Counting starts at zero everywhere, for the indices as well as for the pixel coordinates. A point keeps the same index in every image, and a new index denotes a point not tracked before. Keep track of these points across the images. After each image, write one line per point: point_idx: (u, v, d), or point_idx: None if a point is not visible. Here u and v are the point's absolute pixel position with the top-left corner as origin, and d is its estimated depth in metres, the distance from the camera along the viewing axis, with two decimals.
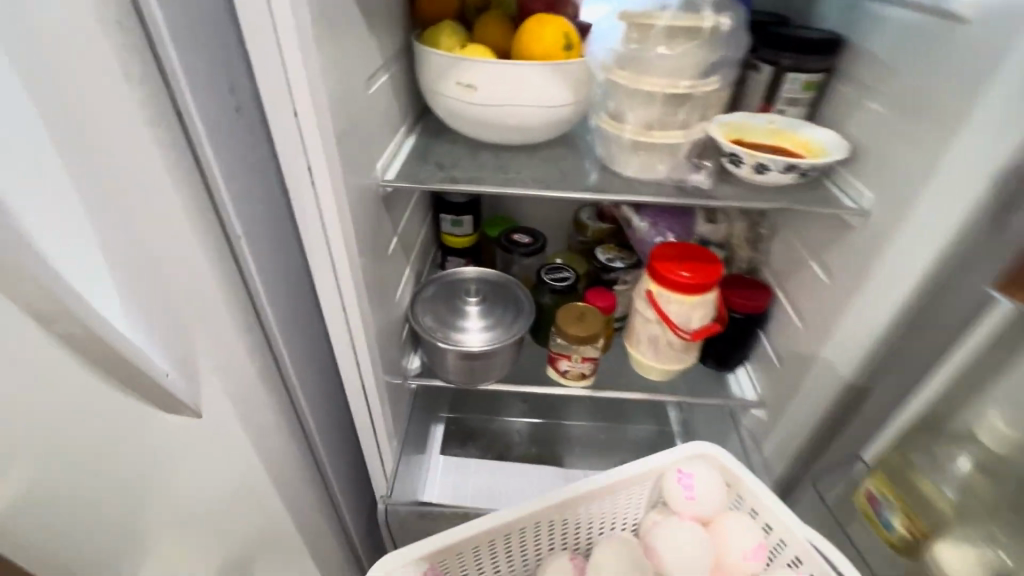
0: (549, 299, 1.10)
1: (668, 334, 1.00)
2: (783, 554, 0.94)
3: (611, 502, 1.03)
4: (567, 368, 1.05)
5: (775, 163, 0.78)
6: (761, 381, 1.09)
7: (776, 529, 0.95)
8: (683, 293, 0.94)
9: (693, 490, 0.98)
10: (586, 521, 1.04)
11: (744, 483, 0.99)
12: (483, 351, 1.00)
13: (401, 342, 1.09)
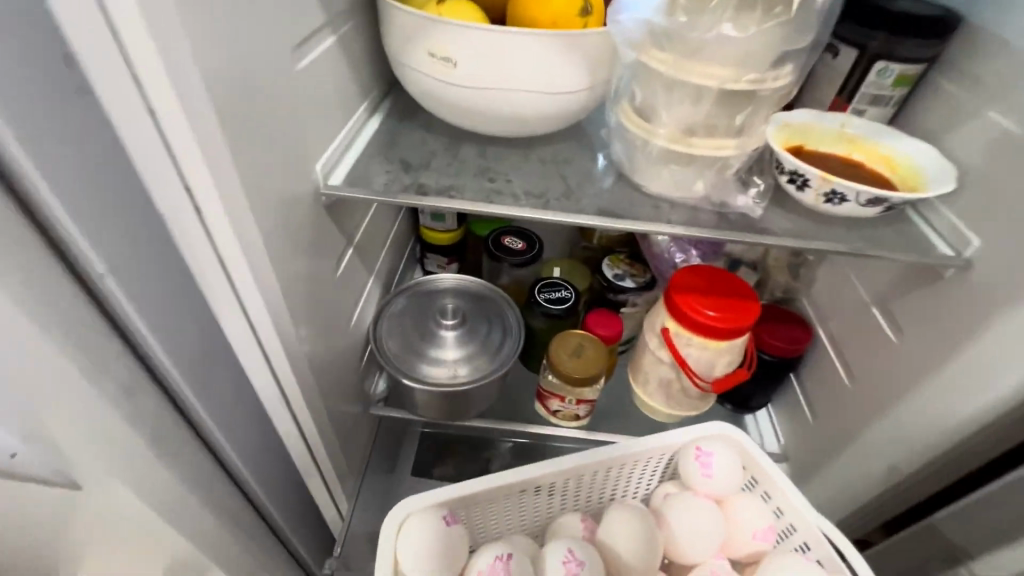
0: (543, 322, 0.91)
1: (683, 380, 0.82)
2: (791, 541, 0.78)
3: (607, 477, 0.84)
4: (559, 408, 0.88)
5: (856, 193, 0.58)
6: (785, 431, 0.93)
7: (789, 513, 0.78)
8: (707, 338, 0.76)
9: (709, 467, 0.79)
10: (578, 492, 0.85)
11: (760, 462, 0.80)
12: (459, 390, 0.83)
13: (362, 365, 0.91)
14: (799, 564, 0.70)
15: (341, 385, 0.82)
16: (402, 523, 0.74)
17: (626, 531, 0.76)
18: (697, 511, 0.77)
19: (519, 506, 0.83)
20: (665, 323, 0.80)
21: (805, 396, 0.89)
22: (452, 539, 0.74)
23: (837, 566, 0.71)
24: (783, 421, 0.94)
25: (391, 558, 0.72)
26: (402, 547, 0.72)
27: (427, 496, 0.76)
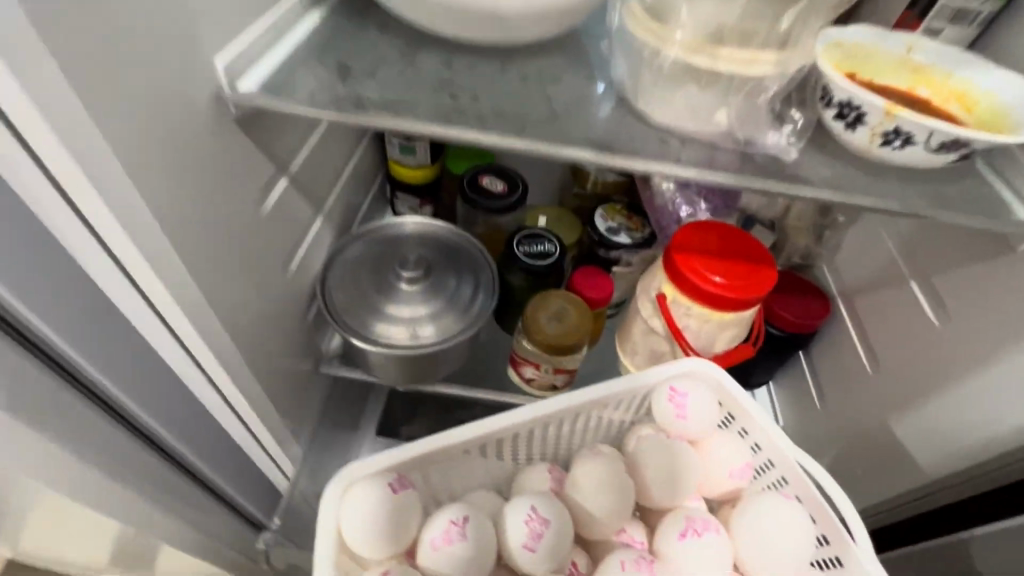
0: (521, 279, 0.79)
1: (677, 354, 0.71)
2: (768, 477, 0.68)
3: (573, 422, 0.71)
4: (533, 377, 0.78)
5: (928, 134, 0.44)
6: (787, 413, 0.83)
7: (769, 451, 0.67)
8: (709, 309, 0.64)
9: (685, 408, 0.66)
10: (539, 440, 0.72)
11: (740, 402, 0.67)
12: (421, 354, 0.72)
13: (312, 317, 0.79)
14: (777, 507, 0.62)
15: (282, 341, 0.71)
16: (351, 485, 0.63)
17: (592, 483, 0.65)
18: (674, 458, 0.66)
19: (474, 462, 0.70)
20: (661, 288, 0.68)
21: (814, 376, 0.79)
22: (398, 510, 0.61)
23: (821, 511, 0.62)
24: (785, 402, 0.84)
25: (334, 533, 0.61)
26: (345, 517, 0.61)
27: (372, 460, 0.63)
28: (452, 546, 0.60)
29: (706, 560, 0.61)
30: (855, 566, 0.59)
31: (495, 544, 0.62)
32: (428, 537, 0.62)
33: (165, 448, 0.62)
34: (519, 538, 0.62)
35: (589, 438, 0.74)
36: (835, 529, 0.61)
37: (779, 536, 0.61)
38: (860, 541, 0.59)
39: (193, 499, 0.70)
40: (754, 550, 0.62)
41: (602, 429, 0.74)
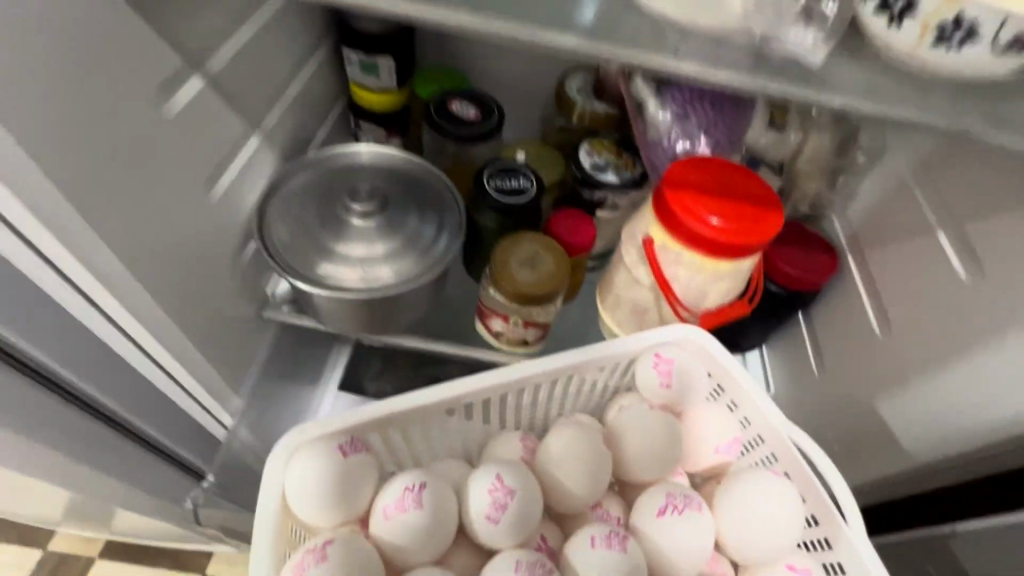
0: (492, 221, 0.69)
1: (663, 309, 0.63)
2: (755, 454, 0.61)
3: (549, 391, 0.63)
4: (501, 330, 0.69)
5: (993, 21, 0.34)
6: (781, 379, 0.76)
7: (758, 425, 0.60)
8: (702, 256, 0.55)
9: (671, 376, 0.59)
10: (511, 410, 0.64)
11: (729, 371, 0.61)
12: (371, 298, 0.63)
13: (253, 256, 0.69)
14: (766, 484, 0.55)
15: (211, 277, 0.62)
16: (298, 449, 0.55)
17: (567, 455, 0.57)
18: (658, 429, 0.59)
19: (443, 429, 0.63)
20: (649, 232, 0.59)
21: (813, 340, 0.71)
22: (349, 474, 0.54)
23: (812, 491, 0.56)
24: (779, 368, 0.77)
25: (280, 499, 0.54)
26: (290, 484, 0.53)
27: (325, 421, 0.55)
28: (406, 514, 0.53)
29: (690, 541, 0.54)
30: (846, 549, 0.54)
31: (454, 517, 0.55)
32: (380, 506, 0.54)
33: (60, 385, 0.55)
34: (479, 508, 0.54)
35: (568, 409, 0.67)
36: (826, 511, 0.55)
37: (768, 516, 0.54)
38: (852, 523, 0.53)
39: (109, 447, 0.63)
40: (742, 530, 0.56)
41: (581, 400, 0.67)
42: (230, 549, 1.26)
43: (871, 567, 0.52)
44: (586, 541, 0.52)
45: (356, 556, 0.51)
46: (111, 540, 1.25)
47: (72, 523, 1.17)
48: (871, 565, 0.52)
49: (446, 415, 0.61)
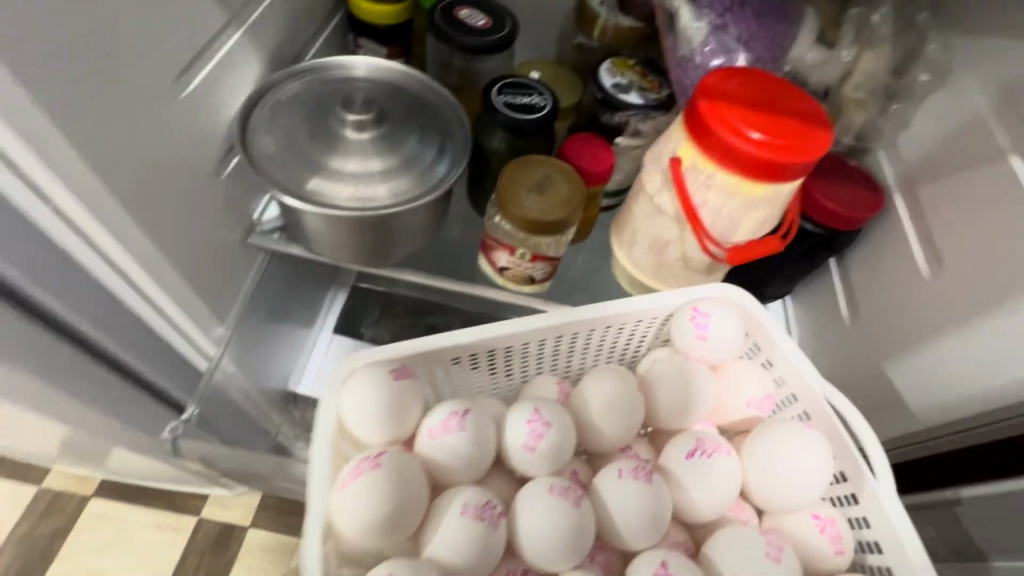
0: (501, 143, 0.62)
1: (686, 243, 0.57)
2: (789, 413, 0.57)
3: (582, 340, 0.59)
4: (507, 265, 0.63)
5: None
6: (807, 331, 0.70)
7: (794, 383, 0.56)
8: (737, 177, 0.49)
9: (706, 328, 0.56)
10: (540, 356, 0.60)
11: (766, 324, 0.57)
12: (362, 218, 0.57)
13: (238, 174, 0.64)
14: (798, 439, 0.51)
15: (191, 191, 0.56)
16: (353, 372, 0.52)
17: (601, 403, 0.54)
18: (689, 382, 0.55)
19: (473, 372, 0.59)
20: (678, 151, 0.52)
21: (845, 288, 0.65)
22: (403, 398, 0.51)
23: (842, 446, 0.52)
24: (804, 319, 0.71)
25: (335, 416, 0.50)
26: (349, 401, 0.50)
27: (376, 348, 0.52)
28: (449, 437, 0.49)
29: (716, 484, 0.50)
30: (880, 517, 0.50)
31: (493, 449, 0.51)
32: (424, 428, 0.51)
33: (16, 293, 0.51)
34: (517, 440, 0.50)
35: (595, 361, 0.63)
36: (857, 467, 0.51)
37: (796, 468, 0.50)
38: (882, 478, 0.49)
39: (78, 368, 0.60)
40: (769, 481, 0.52)
41: (622, 352, 0.63)
42: (224, 492, 1.24)
43: (900, 527, 0.48)
44: (613, 475, 0.49)
45: (406, 472, 0.47)
46: (105, 479, 1.23)
47: (65, 460, 1.15)
48: (900, 524, 0.48)
49: (476, 356, 0.57)
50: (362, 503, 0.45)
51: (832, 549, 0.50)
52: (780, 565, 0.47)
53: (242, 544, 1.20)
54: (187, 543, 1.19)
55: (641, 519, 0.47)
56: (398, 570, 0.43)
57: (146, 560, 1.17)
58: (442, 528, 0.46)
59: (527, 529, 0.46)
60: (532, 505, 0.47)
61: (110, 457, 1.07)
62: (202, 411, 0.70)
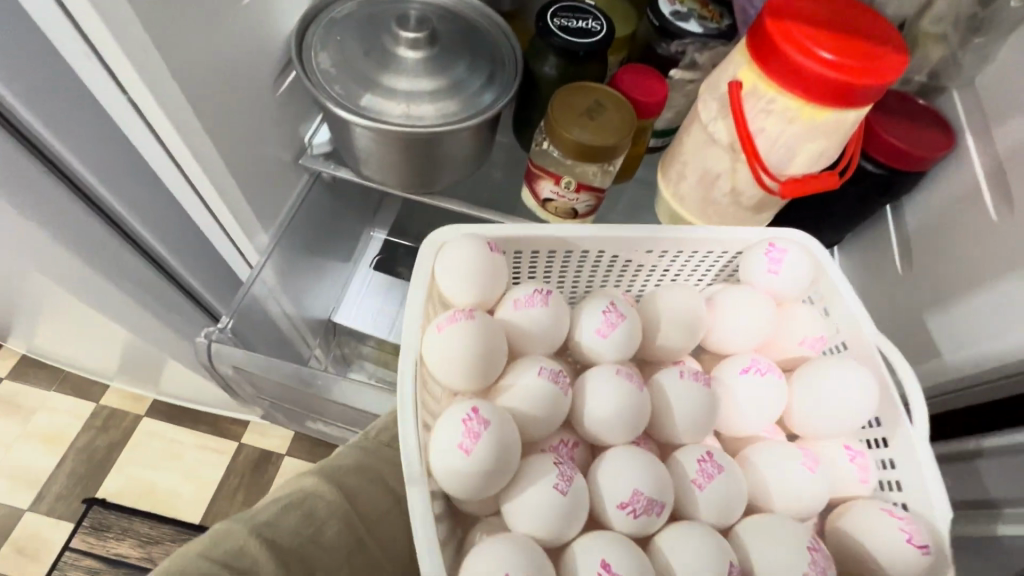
0: (553, 69, 0.62)
1: (737, 175, 0.55)
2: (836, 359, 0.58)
3: (650, 260, 0.60)
4: (551, 196, 0.63)
5: None
6: (854, 281, 0.69)
7: (848, 330, 0.56)
8: (799, 99, 0.47)
9: (779, 264, 0.55)
10: (605, 268, 0.61)
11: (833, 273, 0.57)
12: (408, 136, 0.58)
13: (294, 92, 0.65)
14: (860, 385, 0.51)
15: (248, 101, 0.58)
16: (447, 244, 0.54)
17: (677, 314, 0.55)
18: (759, 313, 0.55)
19: (542, 269, 0.61)
20: (738, 75, 0.51)
21: (899, 237, 0.63)
22: (497, 271, 0.53)
23: (886, 393, 0.53)
24: (852, 271, 0.69)
25: (430, 278, 0.53)
26: (449, 264, 0.52)
27: (477, 226, 0.55)
28: (532, 310, 0.53)
29: (768, 403, 0.53)
30: (912, 471, 0.50)
31: (564, 336, 0.55)
32: (511, 298, 0.54)
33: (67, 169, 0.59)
34: (591, 325, 0.54)
35: (652, 283, 0.63)
36: (895, 411, 0.52)
37: (839, 402, 0.51)
38: (917, 424, 0.50)
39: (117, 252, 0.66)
40: (817, 407, 0.53)
41: (690, 278, 0.64)
42: (264, 422, 1.32)
43: (930, 487, 0.49)
44: (677, 374, 0.53)
45: (490, 330, 0.51)
46: (157, 400, 1.32)
47: (123, 378, 1.24)
48: (929, 468, 0.49)
49: (550, 254, 0.58)
50: (455, 345, 0.49)
51: (856, 476, 0.52)
52: (814, 471, 0.51)
53: (279, 470, 1.28)
54: (229, 464, 1.27)
55: (694, 414, 0.51)
56: (481, 405, 0.47)
57: (191, 477, 1.26)
58: (518, 387, 0.50)
59: (596, 403, 0.51)
60: (600, 386, 0.51)
61: (164, 376, 1.15)
62: (238, 326, 0.72)
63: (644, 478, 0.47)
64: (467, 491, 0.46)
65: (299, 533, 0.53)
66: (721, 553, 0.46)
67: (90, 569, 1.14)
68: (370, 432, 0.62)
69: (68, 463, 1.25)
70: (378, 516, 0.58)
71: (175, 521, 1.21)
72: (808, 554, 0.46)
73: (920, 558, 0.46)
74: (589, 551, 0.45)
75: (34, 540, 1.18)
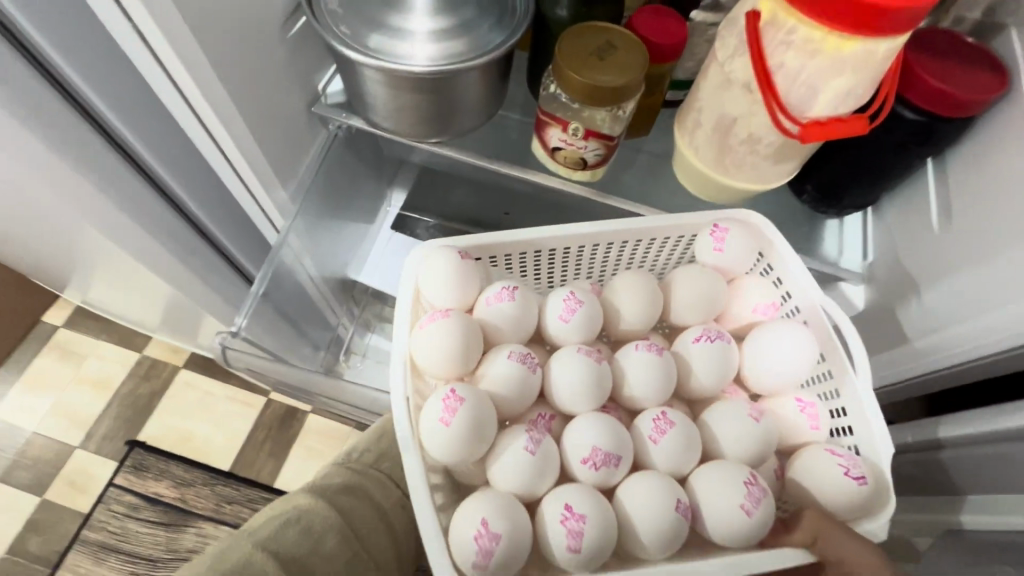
0: (566, 10, 0.60)
1: (755, 119, 0.51)
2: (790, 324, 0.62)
3: (615, 250, 0.64)
4: (558, 144, 0.62)
5: None
6: (885, 244, 0.64)
7: (798, 297, 0.60)
8: (823, 28, 0.43)
9: (724, 242, 0.60)
10: (577, 261, 0.65)
11: (776, 242, 0.61)
12: (420, 76, 0.58)
13: (306, 38, 0.66)
14: (802, 344, 0.56)
15: (261, 43, 0.59)
16: (426, 255, 0.56)
17: (634, 296, 0.59)
18: (712, 290, 0.59)
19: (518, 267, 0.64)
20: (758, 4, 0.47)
21: (941, 196, 0.57)
22: (467, 271, 0.55)
23: (832, 347, 0.57)
24: (883, 233, 0.65)
25: (413, 291, 0.56)
26: (425, 274, 0.55)
27: (446, 236, 0.57)
28: (502, 305, 0.54)
29: (718, 365, 0.56)
30: (863, 423, 0.55)
31: (534, 325, 0.57)
32: (482, 298, 0.56)
33: (105, 127, 0.62)
34: (554, 312, 0.56)
35: (618, 269, 0.67)
36: (841, 366, 0.56)
37: (786, 360, 0.57)
38: (862, 374, 0.55)
39: (142, 195, 0.69)
40: (766, 370, 0.58)
41: (655, 262, 0.68)
42: None
43: (879, 434, 0.53)
44: (633, 350, 0.55)
45: (467, 326, 0.52)
46: (194, 353, 1.39)
47: (163, 330, 1.32)
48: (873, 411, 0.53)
49: (523, 254, 0.62)
50: (433, 343, 0.51)
51: (809, 425, 0.56)
52: (759, 421, 0.54)
53: (304, 425, 1.33)
54: (257, 417, 1.34)
55: (650, 385, 0.54)
56: (459, 386, 0.49)
57: (222, 428, 1.32)
58: (493, 374, 0.52)
59: (562, 383, 0.53)
60: (564, 365, 0.53)
61: (198, 329, 1.20)
62: (268, 291, 0.72)
63: (605, 436, 0.50)
64: (458, 456, 0.48)
65: (300, 547, 0.54)
66: (670, 491, 0.49)
67: (131, 504, 1.23)
68: (353, 455, 0.64)
69: (113, 407, 1.34)
70: (371, 529, 0.60)
71: (207, 466, 1.28)
72: (744, 486, 0.49)
73: (858, 488, 0.50)
74: (554, 501, 0.48)
75: (83, 474, 1.27)
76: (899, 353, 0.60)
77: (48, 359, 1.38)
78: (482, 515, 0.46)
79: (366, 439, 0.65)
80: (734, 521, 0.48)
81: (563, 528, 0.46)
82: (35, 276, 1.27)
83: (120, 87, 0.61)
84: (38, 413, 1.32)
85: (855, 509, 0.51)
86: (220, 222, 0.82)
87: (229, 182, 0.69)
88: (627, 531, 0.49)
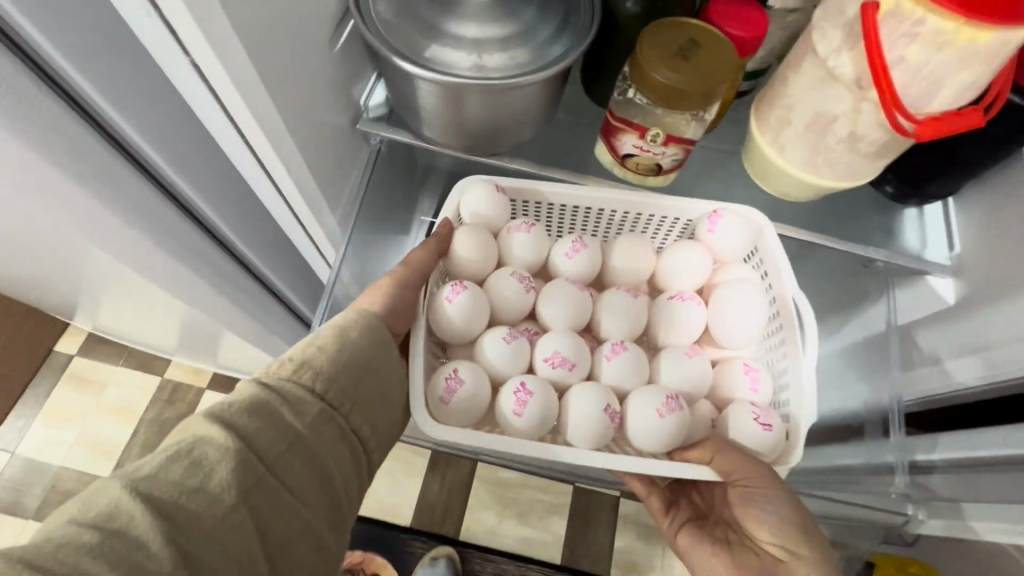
0: (635, 4, 0.56)
1: (861, 117, 0.48)
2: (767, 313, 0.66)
3: (630, 221, 0.70)
4: (631, 150, 0.58)
5: None
6: (968, 234, 0.61)
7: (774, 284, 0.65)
8: (957, 19, 0.39)
9: (716, 226, 0.65)
10: (595, 224, 0.71)
11: (770, 238, 0.64)
12: (475, 88, 0.53)
13: (349, 48, 0.61)
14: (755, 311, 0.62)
15: (310, 59, 0.54)
16: (466, 184, 0.67)
17: (629, 257, 0.66)
18: (695, 264, 0.66)
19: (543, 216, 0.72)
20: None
21: None
22: (496, 208, 0.65)
23: (788, 323, 0.62)
24: (964, 223, 0.62)
25: (454, 208, 0.66)
26: (463, 194, 0.66)
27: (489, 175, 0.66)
28: (520, 236, 0.65)
29: (686, 320, 0.64)
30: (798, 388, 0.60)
31: (543, 257, 0.67)
32: (506, 227, 0.66)
33: (150, 170, 0.57)
34: (562, 249, 0.66)
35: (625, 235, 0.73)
36: (794, 346, 0.61)
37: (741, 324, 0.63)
38: (808, 351, 0.59)
39: (186, 235, 0.64)
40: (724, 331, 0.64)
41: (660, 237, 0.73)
42: None
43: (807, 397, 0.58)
44: (616, 293, 0.65)
45: (485, 243, 0.64)
46: (217, 374, 1.35)
47: (184, 353, 1.27)
48: (806, 380, 0.59)
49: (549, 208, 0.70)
50: (458, 247, 0.63)
51: (748, 387, 0.62)
52: (692, 357, 0.62)
53: None
54: None
55: (620, 321, 0.64)
56: (468, 283, 0.62)
57: None
58: (498, 283, 0.64)
59: (549, 306, 0.64)
60: (554, 293, 0.64)
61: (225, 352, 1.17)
62: None
63: (565, 344, 0.61)
64: (453, 331, 0.62)
65: (182, 488, 0.39)
66: (601, 397, 0.58)
67: None
68: (339, 329, 0.52)
69: (140, 435, 1.30)
70: (308, 430, 0.46)
71: None
72: (664, 397, 0.58)
73: (761, 433, 0.57)
74: (508, 383, 0.59)
75: None
76: (982, 354, 0.58)
77: (67, 390, 1.33)
78: (454, 366, 0.59)
79: (270, 379, 0.47)
80: (651, 428, 0.57)
81: (514, 396, 0.58)
82: (45, 307, 1.20)
83: (158, 117, 0.56)
84: (63, 446, 1.28)
85: (758, 454, 0.58)
86: (260, 250, 0.78)
87: (275, 211, 0.64)
88: (562, 417, 0.59)
